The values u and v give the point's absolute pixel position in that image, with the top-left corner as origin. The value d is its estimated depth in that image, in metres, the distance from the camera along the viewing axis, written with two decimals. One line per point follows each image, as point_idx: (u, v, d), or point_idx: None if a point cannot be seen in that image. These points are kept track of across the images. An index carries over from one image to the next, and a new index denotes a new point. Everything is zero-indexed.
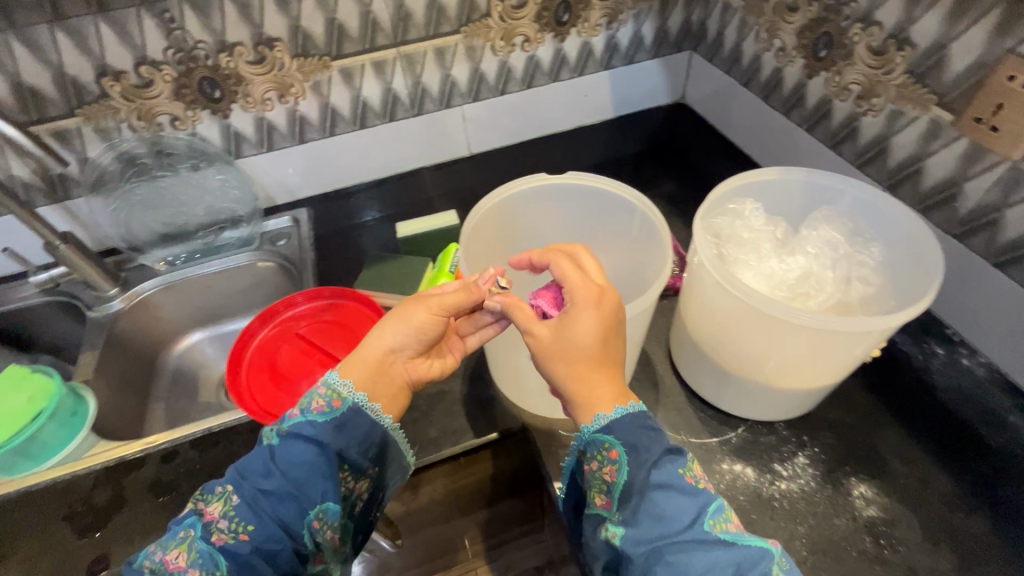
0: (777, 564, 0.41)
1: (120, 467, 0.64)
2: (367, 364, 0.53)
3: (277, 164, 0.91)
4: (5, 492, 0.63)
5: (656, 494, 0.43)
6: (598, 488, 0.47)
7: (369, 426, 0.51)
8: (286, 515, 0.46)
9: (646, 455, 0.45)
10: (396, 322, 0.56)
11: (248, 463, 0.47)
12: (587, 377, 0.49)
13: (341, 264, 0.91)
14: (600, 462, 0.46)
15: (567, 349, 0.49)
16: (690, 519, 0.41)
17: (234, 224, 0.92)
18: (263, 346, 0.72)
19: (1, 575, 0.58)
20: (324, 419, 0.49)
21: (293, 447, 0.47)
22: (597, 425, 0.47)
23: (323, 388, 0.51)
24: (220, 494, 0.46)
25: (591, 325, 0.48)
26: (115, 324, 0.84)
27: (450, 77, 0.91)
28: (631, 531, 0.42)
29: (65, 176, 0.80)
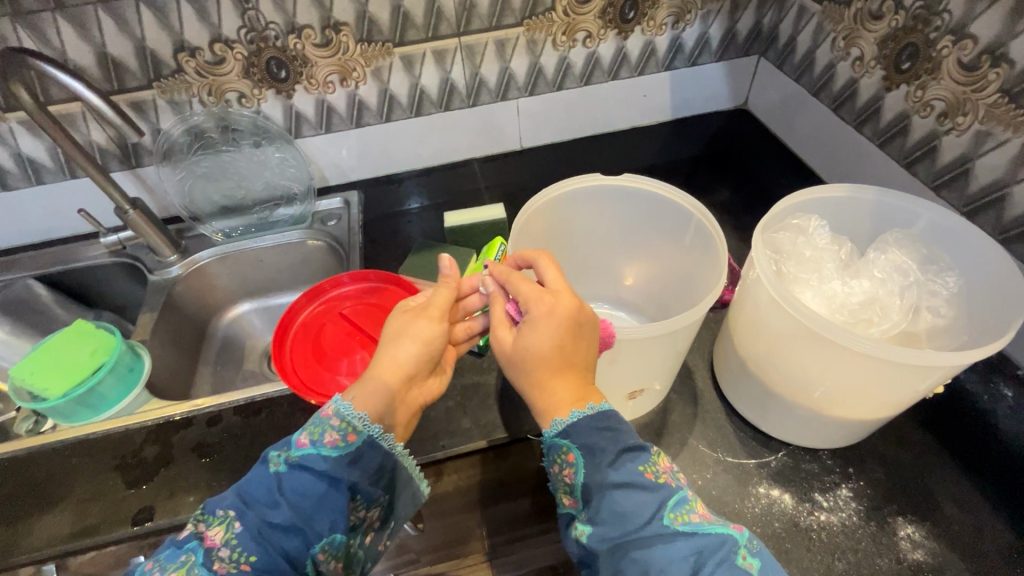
0: (740, 550, 0.42)
1: (170, 426, 0.68)
2: (380, 388, 0.53)
3: (333, 145, 0.93)
4: (65, 437, 0.67)
5: (615, 493, 0.44)
6: (563, 488, 0.49)
7: (381, 458, 0.51)
8: (290, 547, 0.46)
9: (604, 457, 0.46)
10: (394, 342, 0.57)
11: (253, 490, 0.47)
12: (546, 383, 0.50)
13: (387, 248, 0.92)
14: (560, 465, 0.48)
15: (524, 358, 0.51)
16: (649, 514, 0.43)
17: (289, 202, 0.94)
18: (308, 322, 0.74)
19: (57, 514, 0.61)
20: (337, 454, 0.49)
21: (303, 479, 0.47)
22: (554, 429, 0.49)
23: (336, 419, 0.49)
24: (222, 518, 0.46)
25: (545, 334, 0.50)
26: (173, 288, 0.88)
27: (508, 70, 0.91)
28: (596, 529, 0.44)
29: (139, 145, 0.84)
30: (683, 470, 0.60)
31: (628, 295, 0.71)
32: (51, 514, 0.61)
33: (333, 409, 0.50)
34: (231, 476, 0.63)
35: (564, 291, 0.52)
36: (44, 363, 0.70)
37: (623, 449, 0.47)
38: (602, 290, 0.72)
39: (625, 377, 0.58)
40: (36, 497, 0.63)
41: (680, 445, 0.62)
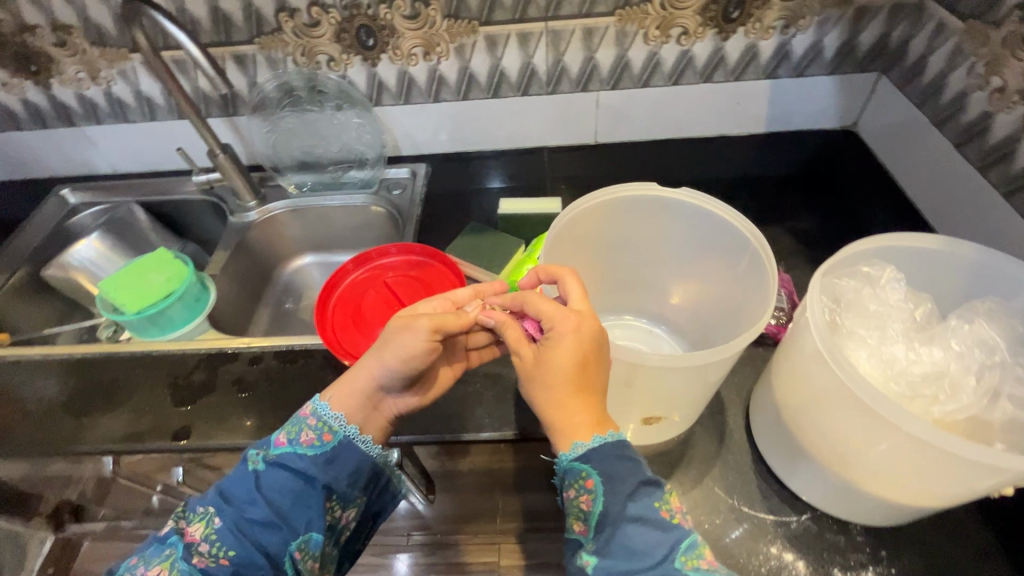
0: None
1: (219, 357, 0.74)
2: (355, 398, 0.56)
3: (409, 117, 0.95)
4: (133, 350, 0.76)
5: (630, 527, 0.43)
6: (575, 514, 0.47)
7: (357, 460, 0.55)
8: (269, 543, 0.50)
9: (623, 486, 0.45)
10: (377, 351, 0.57)
11: (233, 488, 0.52)
12: (566, 404, 0.49)
13: (445, 225, 0.93)
14: (577, 490, 0.46)
15: (547, 375, 0.49)
16: (661, 555, 0.42)
17: (360, 165, 0.98)
18: (353, 286, 0.77)
19: (117, 415, 0.70)
20: (314, 453, 0.54)
21: (281, 477, 0.52)
22: (574, 454, 0.47)
23: (314, 420, 0.55)
24: (202, 515, 0.51)
25: (568, 351, 0.49)
26: (247, 232, 0.95)
27: (593, 60, 0.87)
28: (604, 561, 0.43)
29: (237, 95, 0.91)
30: (691, 510, 0.57)
31: (669, 314, 0.67)
32: (112, 415, 0.70)
33: (309, 410, 0.56)
34: (262, 414, 0.68)
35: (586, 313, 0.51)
36: (126, 282, 0.78)
37: (641, 479, 0.46)
38: (642, 305, 0.69)
39: (639, 401, 0.55)
40: (103, 397, 0.71)
41: (694, 482, 0.58)
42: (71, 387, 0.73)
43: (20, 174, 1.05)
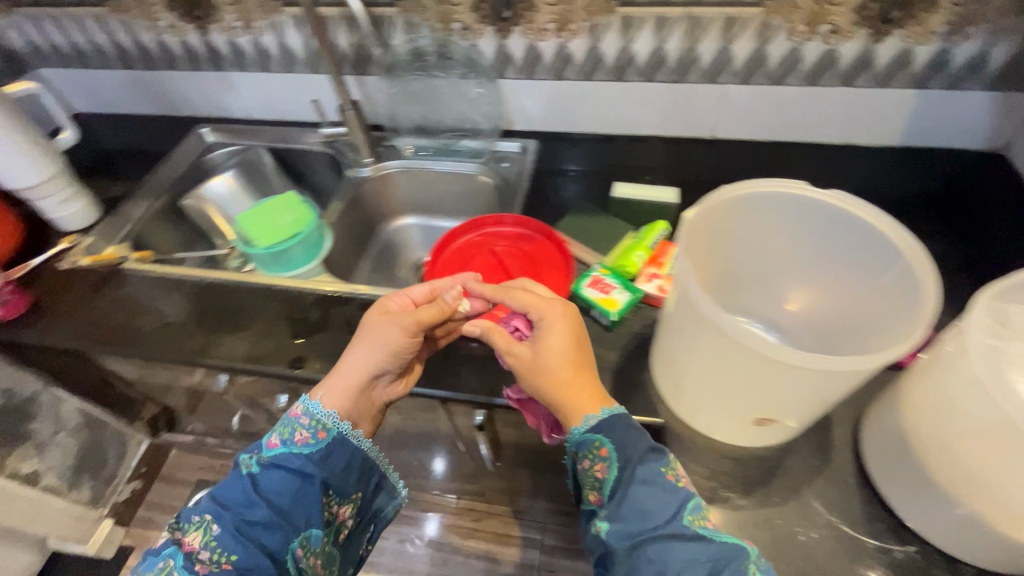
0: (753, 562, 0.47)
1: (332, 299, 0.79)
2: (351, 392, 0.62)
3: (528, 92, 0.96)
4: (251, 282, 0.82)
5: (641, 490, 0.50)
6: (590, 485, 0.54)
7: (349, 455, 0.61)
8: (271, 542, 0.55)
9: (633, 452, 0.53)
10: (362, 346, 0.64)
11: (229, 495, 0.56)
12: (567, 383, 0.57)
13: (550, 201, 0.94)
14: (591, 459, 0.54)
15: (542, 358, 0.58)
16: (671, 513, 0.49)
17: (474, 135, 1.00)
18: (461, 249, 0.80)
19: (242, 336, 0.76)
20: (309, 451, 0.59)
21: (277, 477, 0.57)
22: (586, 426, 0.55)
23: (307, 419, 0.60)
24: (198, 524, 0.55)
25: (561, 335, 0.58)
26: (361, 187, 1.00)
27: (728, 51, 0.85)
28: (619, 523, 0.49)
29: (370, 55, 0.95)
30: (785, 520, 0.56)
31: (783, 319, 0.65)
32: (236, 336, 0.76)
33: (302, 410, 0.61)
34: None
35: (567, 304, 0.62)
36: (259, 219, 0.85)
37: (648, 447, 0.54)
38: (755, 306, 0.67)
39: (752, 404, 0.53)
40: (231, 319, 0.78)
41: (790, 494, 0.57)
42: (203, 307, 0.80)
43: (167, 112, 1.15)
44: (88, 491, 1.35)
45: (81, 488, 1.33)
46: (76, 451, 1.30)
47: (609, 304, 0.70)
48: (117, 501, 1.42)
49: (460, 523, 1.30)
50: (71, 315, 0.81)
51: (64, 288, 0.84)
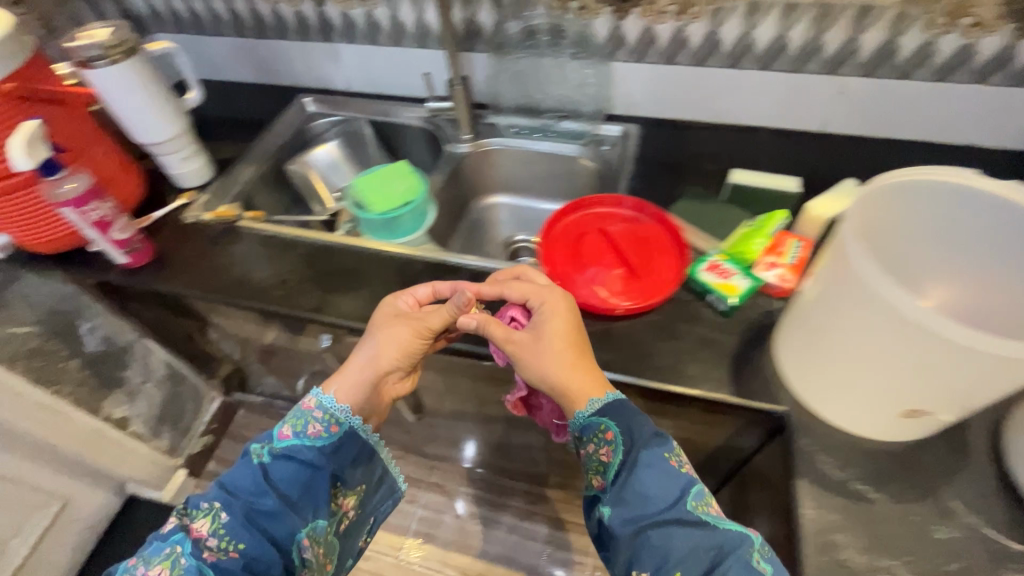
0: (752, 547, 0.52)
1: (443, 267, 0.81)
2: (362, 386, 0.65)
3: (637, 76, 0.95)
4: (360, 246, 0.84)
5: (647, 477, 0.55)
6: (597, 468, 0.59)
7: (358, 448, 0.65)
8: (278, 532, 0.58)
9: (641, 438, 0.57)
10: (373, 342, 0.67)
11: (239, 484, 0.59)
12: (571, 369, 0.61)
13: (654, 180, 0.91)
14: (599, 443, 0.59)
15: (546, 347, 0.62)
16: (674, 499, 0.53)
17: (575, 117, 1.00)
18: (574, 224, 0.81)
19: (356, 297, 0.78)
20: (320, 442, 0.62)
21: (286, 467, 0.60)
22: (591, 410, 0.59)
23: (320, 412, 0.63)
24: (207, 511, 0.58)
25: (562, 323, 0.63)
26: (459, 162, 1.01)
27: (855, 42, 0.83)
28: (624, 510, 0.54)
29: (482, 31, 0.96)
30: (920, 517, 0.55)
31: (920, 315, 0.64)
32: (350, 296, 0.78)
33: (315, 403, 0.63)
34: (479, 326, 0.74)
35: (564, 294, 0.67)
36: (373, 184, 0.87)
37: (653, 433, 0.58)
38: None
39: (905, 392, 0.52)
40: (345, 280, 0.80)
41: (925, 491, 0.56)
42: (315, 268, 0.82)
43: (268, 80, 1.19)
44: (166, 441, 1.42)
45: (161, 437, 1.40)
46: (159, 402, 1.36)
47: (728, 290, 0.69)
48: (190, 453, 1.48)
49: (519, 503, 1.38)
50: (192, 267, 0.85)
51: (186, 240, 0.89)
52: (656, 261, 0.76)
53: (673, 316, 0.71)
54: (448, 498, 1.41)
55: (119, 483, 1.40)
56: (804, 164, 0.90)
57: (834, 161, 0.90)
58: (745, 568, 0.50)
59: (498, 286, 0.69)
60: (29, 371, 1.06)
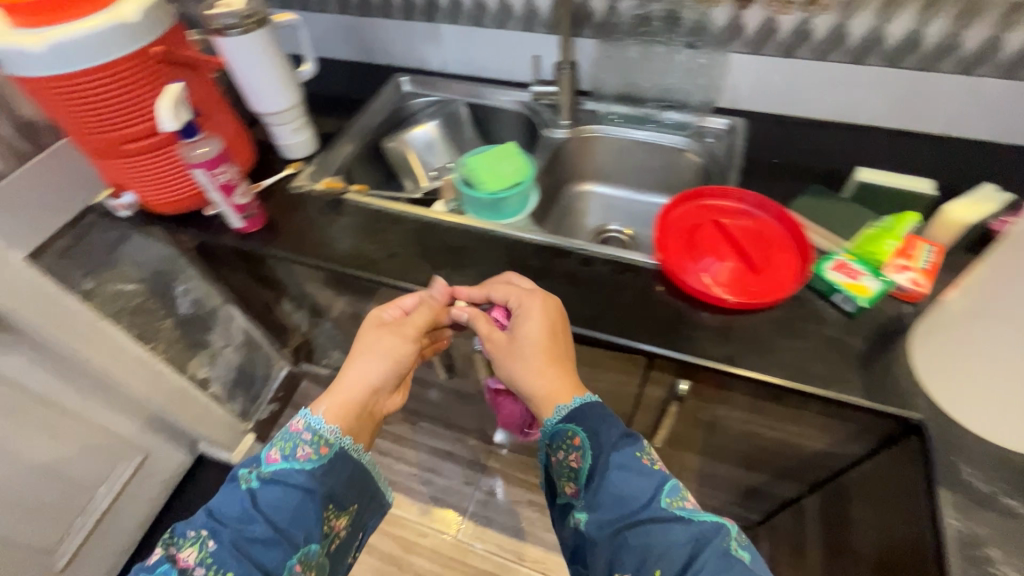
0: (729, 537, 0.52)
1: (551, 250, 0.81)
2: (351, 406, 0.66)
3: (750, 69, 0.93)
4: (468, 224, 0.85)
5: (618, 478, 0.56)
6: (570, 476, 0.61)
7: (349, 468, 0.64)
8: (269, 558, 0.55)
9: (608, 440, 0.59)
10: (362, 360, 0.69)
11: (228, 512, 0.57)
12: (544, 370, 0.64)
13: (767, 175, 0.89)
14: (568, 449, 0.61)
15: (522, 348, 0.66)
16: (648, 497, 0.55)
17: (680, 107, 0.98)
18: (690, 214, 0.80)
19: (466, 274, 0.79)
20: (309, 465, 0.61)
21: (276, 491, 0.58)
22: (559, 416, 0.62)
23: (309, 434, 0.62)
24: (193, 540, 0.54)
25: (537, 325, 0.66)
26: (557, 147, 1.00)
27: (999, 41, 0.79)
28: (597, 514, 0.56)
29: (593, 16, 0.95)
30: None
31: None
32: (458, 274, 0.79)
33: (304, 425, 0.63)
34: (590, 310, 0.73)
35: (548, 297, 0.70)
36: (483, 164, 0.88)
37: (623, 434, 0.60)
38: None
39: None
40: (453, 258, 0.81)
41: None
42: (424, 244, 0.84)
43: (365, 58, 1.20)
44: (238, 405, 1.46)
45: (234, 401, 1.45)
46: (235, 366, 1.41)
47: (859, 291, 0.68)
48: (258, 418, 1.53)
49: None
50: (301, 235, 0.87)
51: (295, 209, 0.91)
52: (774, 259, 0.74)
53: (794, 314, 0.70)
54: (506, 483, 1.42)
55: (192, 442, 1.45)
56: (927, 166, 0.86)
57: (959, 165, 0.86)
58: (723, 555, 0.51)
59: (484, 288, 0.73)
60: (132, 327, 1.12)
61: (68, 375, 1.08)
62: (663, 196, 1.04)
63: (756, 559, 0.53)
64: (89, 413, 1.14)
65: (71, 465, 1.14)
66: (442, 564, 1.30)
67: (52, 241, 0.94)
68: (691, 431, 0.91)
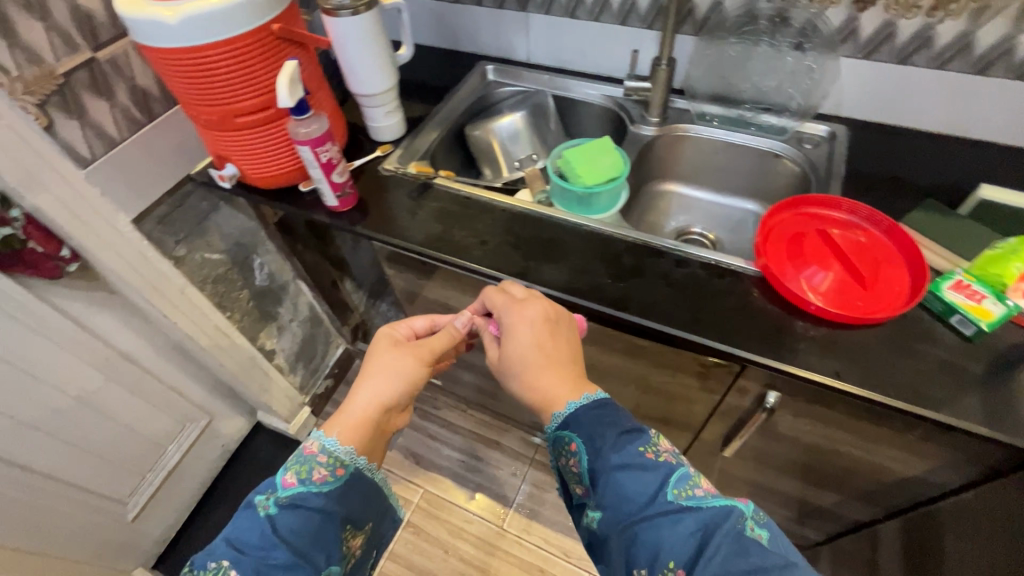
0: (742, 519, 0.50)
1: (645, 248, 0.80)
2: (366, 425, 0.67)
3: (859, 74, 0.90)
4: (560, 216, 0.85)
5: (620, 475, 0.55)
6: (576, 479, 0.61)
7: (365, 485, 0.65)
8: None
9: (605, 443, 0.58)
10: (371, 381, 0.70)
11: (246, 539, 0.55)
12: (541, 379, 0.65)
13: (871, 187, 0.86)
14: (568, 455, 0.61)
15: (519, 358, 0.67)
16: (653, 492, 0.53)
17: (778, 112, 0.96)
18: (794, 220, 0.78)
19: (559, 267, 0.79)
20: (326, 488, 0.61)
21: (295, 515, 0.57)
22: (557, 423, 0.63)
23: (325, 456, 0.62)
24: (214, 569, 0.53)
25: (528, 334, 0.67)
26: (644, 143, 0.98)
27: None
28: (605, 514, 0.54)
29: (696, 12, 0.92)
30: None
31: None
32: (551, 266, 0.79)
33: (319, 447, 0.63)
34: (687, 313, 0.72)
35: (532, 301, 0.70)
36: (579, 157, 0.87)
37: (622, 432, 0.59)
38: None
39: None
40: (545, 249, 0.81)
41: None
42: (514, 234, 0.84)
43: (451, 45, 1.21)
44: (298, 377, 1.50)
45: (295, 373, 1.48)
46: (299, 340, 1.45)
47: (980, 314, 0.64)
48: (315, 392, 1.57)
49: None
50: (391, 217, 0.88)
51: (385, 191, 0.92)
52: (885, 274, 0.71)
53: (905, 333, 0.67)
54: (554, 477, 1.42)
55: (252, 409, 1.49)
56: None
57: None
58: (737, 538, 0.49)
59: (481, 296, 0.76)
60: (212, 297, 1.16)
61: (153, 337, 1.11)
62: (750, 201, 1.01)
63: (775, 538, 0.51)
64: (169, 375, 1.18)
65: (149, 424, 1.17)
66: (487, 552, 1.31)
67: (153, 210, 0.97)
68: (766, 444, 0.89)
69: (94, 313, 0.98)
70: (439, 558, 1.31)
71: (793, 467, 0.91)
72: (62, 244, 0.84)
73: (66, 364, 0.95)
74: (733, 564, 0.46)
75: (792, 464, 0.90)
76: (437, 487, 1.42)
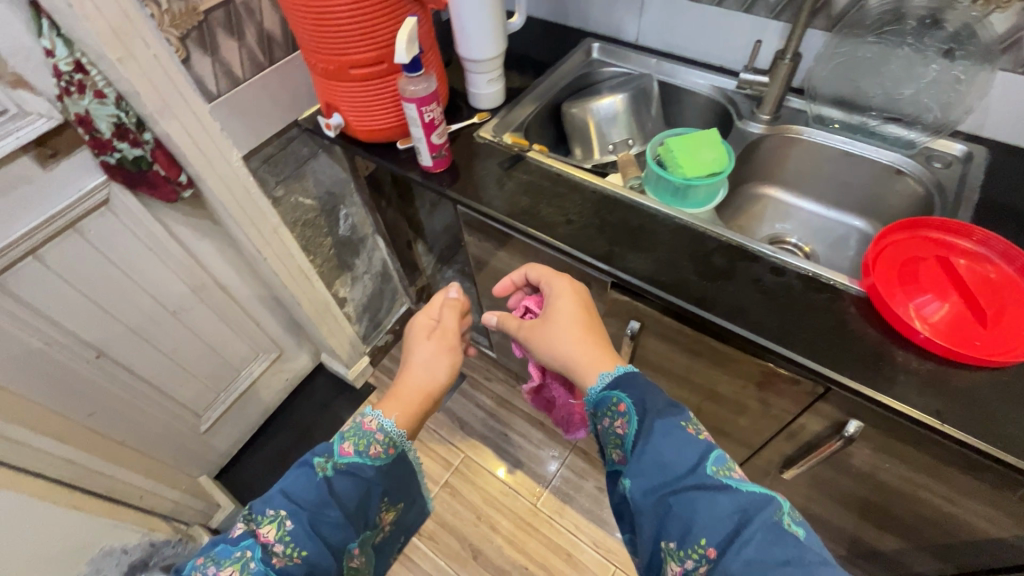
0: (782, 511, 0.47)
1: (739, 250, 0.77)
2: (417, 410, 0.66)
3: (1013, 92, 0.81)
4: (654, 205, 0.83)
5: (662, 443, 0.53)
6: (615, 443, 0.59)
7: (405, 468, 0.64)
8: (335, 541, 0.55)
9: (651, 410, 0.56)
10: (417, 373, 0.69)
11: (303, 494, 0.54)
12: (587, 344, 0.65)
13: (1008, 218, 0.77)
14: (612, 416, 0.59)
15: (562, 322, 0.67)
16: (694, 465, 0.51)
17: (907, 124, 0.88)
18: (912, 243, 0.72)
19: (646, 257, 0.77)
20: (377, 463, 0.60)
21: (349, 482, 0.57)
22: (604, 383, 0.61)
23: (381, 434, 0.61)
24: (272, 517, 0.53)
25: (569, 300, 0.68)
26: (751, 140, 0.93)
27: None
28: (641, 480, 0.53)
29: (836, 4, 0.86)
30: None
31: None
32: (637, 255, 0.77)
33: (377, 426, 0.61)
34: (778, 323, 0.69)
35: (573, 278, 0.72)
36: (686, 146, 0.85)
37: (668, 404, 0.57)
38: None
39: None
40: (633, 237, 0.80)
41: None
42: (602, 217, 0.83)
43: (560, 19, 1.19)
44: (363, 328, 1.56)
45: (360, 323, 1.54)
46: (369, 292, 1.51)
47: None
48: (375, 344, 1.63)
49: None
50: (479, 184, 0.89)
51: (478, 159, 0.93)
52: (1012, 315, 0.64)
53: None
54: (593, 467, 1.42)
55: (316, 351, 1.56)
56: None
57: None
58: (774, 528, 0.46)
59: (519, 272, 0.76)
60: (300, 239, 1.22)
61: (242, 269, 1.18)
62: (858, 217, 0.94)
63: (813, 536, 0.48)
64: (251, 306, 1.26)
65: (229, 349, 1.26)
66: (517, 525, 1.34)
67: (260, 149, 1.04)
68: (833, 476, 0.84)
69: (197, 239, 1.05)
70: (471, 522, 1.35)
71: (858, 504, 0.85)
72: (181, 171, 0.90)
73: (166, 280, 1.04)
74: (767, 553, 0.44)
75: (859, 502, 0.85)
76: (477, 454, 1.46)
